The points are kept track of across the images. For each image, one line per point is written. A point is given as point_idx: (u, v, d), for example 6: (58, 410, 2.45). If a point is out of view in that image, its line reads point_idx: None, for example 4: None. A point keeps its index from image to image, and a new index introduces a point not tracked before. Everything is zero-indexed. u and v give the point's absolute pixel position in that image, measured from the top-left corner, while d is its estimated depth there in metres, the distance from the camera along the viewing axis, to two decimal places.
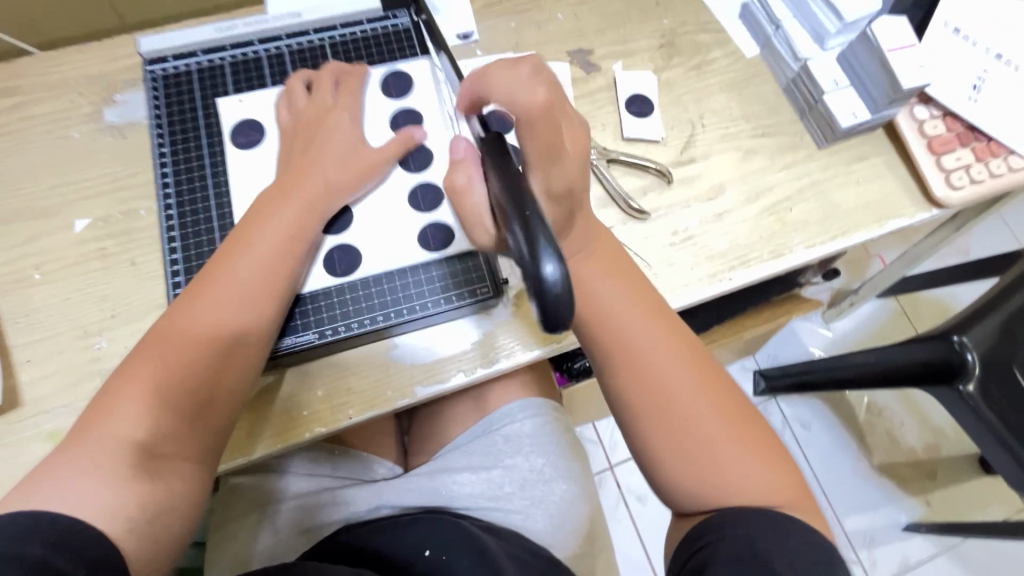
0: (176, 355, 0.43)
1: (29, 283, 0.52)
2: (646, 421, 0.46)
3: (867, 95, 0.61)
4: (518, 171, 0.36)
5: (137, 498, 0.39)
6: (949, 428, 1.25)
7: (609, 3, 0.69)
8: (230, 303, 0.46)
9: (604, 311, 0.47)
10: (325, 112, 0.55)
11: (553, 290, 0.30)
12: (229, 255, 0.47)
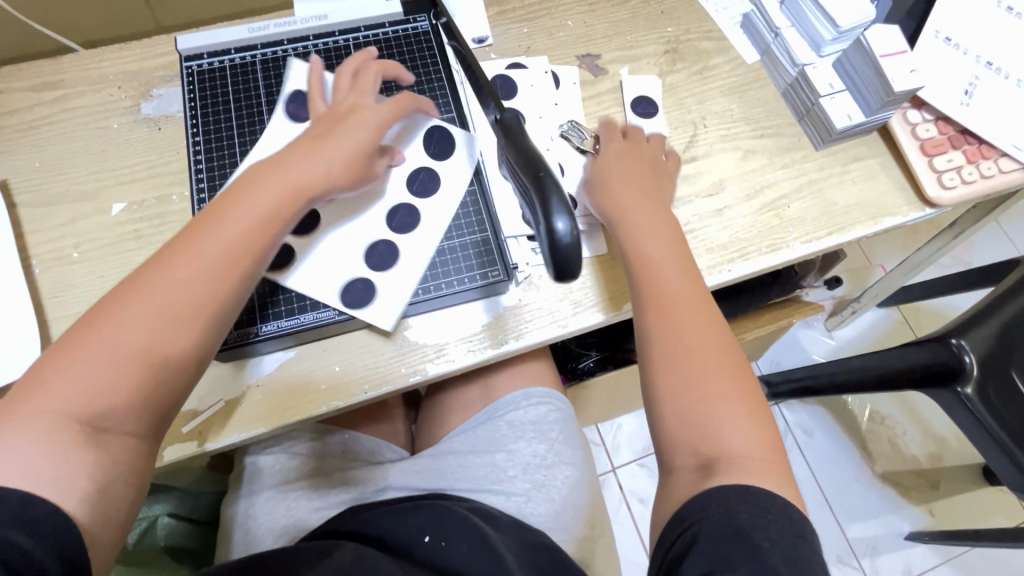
0: (127, 331, 0.41)
1: (68, 261, 0.56)
2: (666, 367, 0.48)
3: (861, 97, 0.64)
4: (523, 137, 0.44)
5: (83, 468, 0.38)
6: (952, 436, 1.25)
7: (617, 12, 0.73)
8: (188, 288, 0.43)
9: (652, 267, 0.51)
10: (353, 109, 0.53)
11: (564, 241, 0.39)
12: (201, 229, 0.45)
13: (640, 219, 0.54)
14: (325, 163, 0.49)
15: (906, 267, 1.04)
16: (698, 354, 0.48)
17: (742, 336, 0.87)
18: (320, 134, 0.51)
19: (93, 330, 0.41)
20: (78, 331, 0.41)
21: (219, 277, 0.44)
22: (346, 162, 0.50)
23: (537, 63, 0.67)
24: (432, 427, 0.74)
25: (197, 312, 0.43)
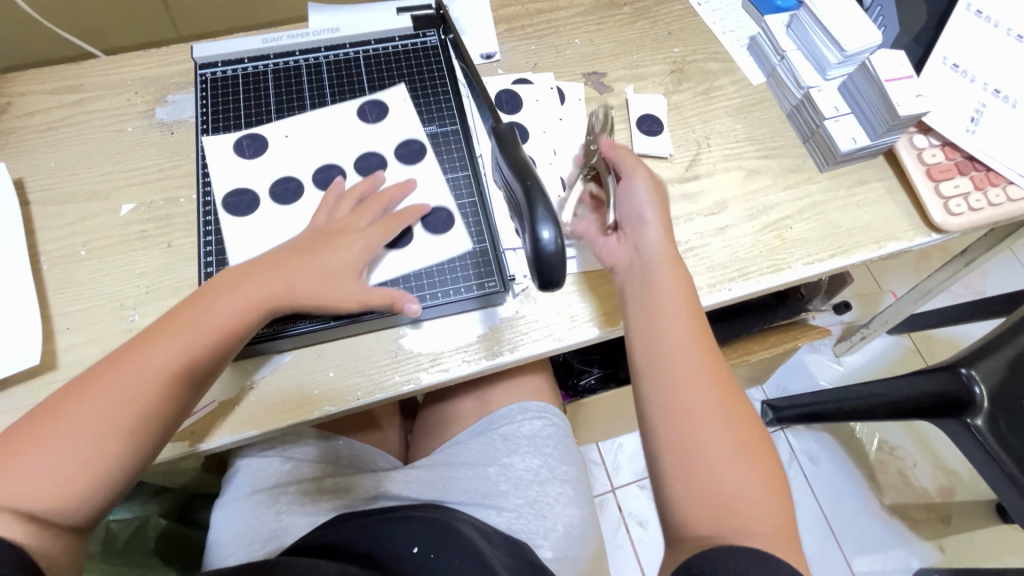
0: (78, 431, 0.42)
1: (75, 259, 0.57)
2: (673, 432, 0.46)
3: (867, 121, 0.64)
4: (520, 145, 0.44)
5: (32, 535, 0.40)
6: (963, 469, 1.22)
7: (624, 32, 0.74)
8: (139, 399, 0.44)
9: (668, 332, 0.50)
10: (342, 228, 0.53)
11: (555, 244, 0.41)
12: (170, 327, 0.47)
13: (660, 277, 0.52)
14: (297, 286, 0.50)
15: (915, 295, 1.03)
16: (700, 404, 0.47)
17: (747, 357, 0.85)
18: (303, 253, 0.51)
19: (41, 428, 0.42)
20: (35, 418, 0.43)
21: (170, 387, 0.45)
22: (317, 284, 0.50)
23: (542, 79, 0.68)
24: (427, 438, 0.74)
25: (145, 422, 0.44)
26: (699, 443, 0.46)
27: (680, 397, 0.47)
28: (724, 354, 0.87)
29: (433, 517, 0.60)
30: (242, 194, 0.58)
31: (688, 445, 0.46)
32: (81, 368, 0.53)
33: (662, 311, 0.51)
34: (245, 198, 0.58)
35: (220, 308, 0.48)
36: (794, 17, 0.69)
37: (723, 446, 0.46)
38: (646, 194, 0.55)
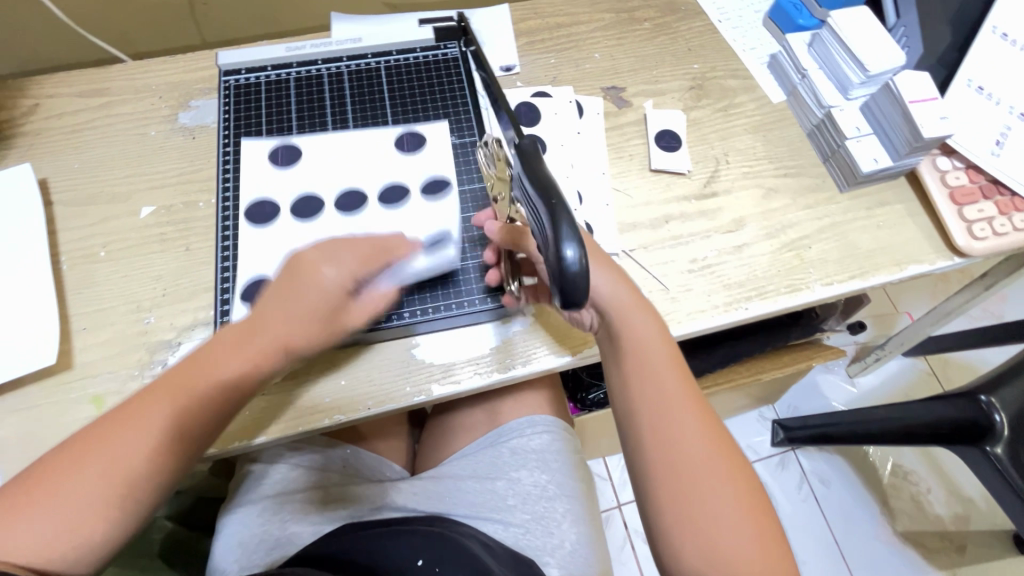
0: (78, 486, 0.42)
1: (95, 259, 0.57)
2: (665, 488, 0.48)
3: (889, 142, 0.64)
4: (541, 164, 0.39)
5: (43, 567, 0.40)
6: (980, 498, 1.19)
7: (644, 47, 0.74)
8: (138, 457, 0.43)
9: (646, 382, 0.51)
10: (316, 266, 0.47)
11: (573, 271, 0.34)
12: (183, 378, 0.46)
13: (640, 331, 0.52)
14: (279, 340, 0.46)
15: (932, 318, 1.01)
16: (691, 452, 0.48)
17: (759, 376, 0.85)
18: (283, 309, 0.46)
19: (53, 470, 0.42)
20: (27, 479, 0.42)
21: (166, 448, 0.45)
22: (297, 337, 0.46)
23: (561, 93, 0.68)
24: (434, 449, 0.74)
25: (144, 484, 0.44)
26: (693, 492, 0.47)
27: (671, 447, 0.49)
28: (736, 372, 0.86)
29: (437, 532, 0.60)
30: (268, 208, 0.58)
31: (683, 494, 0.47)
32: (97, 369, 0.53)
33: (647, 359, 0.51)
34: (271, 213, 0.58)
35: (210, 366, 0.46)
36: (816, 35, 0.68)
37: (717, 490, 0.47)
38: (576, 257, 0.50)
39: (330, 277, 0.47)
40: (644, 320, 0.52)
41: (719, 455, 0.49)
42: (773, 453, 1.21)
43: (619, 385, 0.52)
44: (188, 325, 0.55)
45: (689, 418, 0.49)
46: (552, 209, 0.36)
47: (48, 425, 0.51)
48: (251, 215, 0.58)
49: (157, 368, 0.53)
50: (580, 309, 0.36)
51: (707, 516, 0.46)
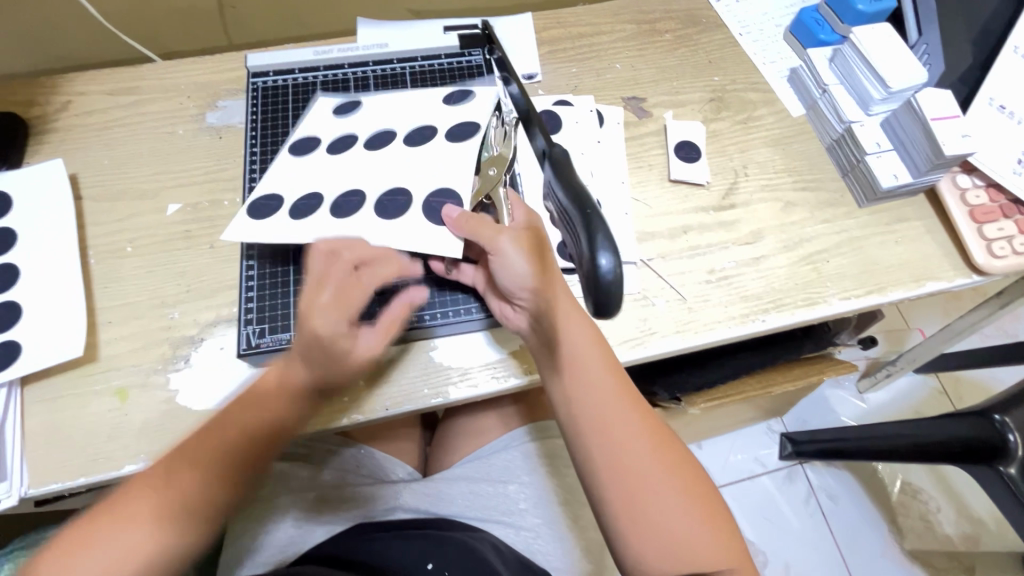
0: (135, 530, 0.42)
1: (121, 254, 0.59)
2: (618, 492, 0.48)
3: (909, 159, 0.64)
4: (573, 175, 0.41)
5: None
6: (990, 518, 1.17)
7: (665, 58, 0.74)
8: (194, 497, 0.43)
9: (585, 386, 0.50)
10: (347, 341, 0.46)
11: (608, 276, 0.36)
12: (227, 426, 0.45)
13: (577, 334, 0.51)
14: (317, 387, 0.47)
15: (946, 334, 1.00)
16: (634, 457, 0.48)
17: (770, 390, 0.80)
18: (306, 360, 0.46)
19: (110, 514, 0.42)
20: (92, 518, 0.43)
21: (219, 493, 0.44)
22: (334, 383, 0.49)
23: (582, 102, 0.69)
24: (446, 453, 0.73)
25: (205, 510, 0.44)
26: (642, 495, 0.47)
27: (615, 454, 0.48)
28: (747, 384, 0.83)
29: (447, 535, 0.59)
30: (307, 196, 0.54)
31: (632, 500, 0.47)
32: (122, 362, 0.54)
33: (584, 371, 0.50)
34: (310, 203, 0.53)
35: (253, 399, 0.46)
36: (837, 51, 0.69)
37: (664, 490, 0.48)
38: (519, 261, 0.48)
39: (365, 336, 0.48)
40: (581, 331, 0.51)
41: (660, 453, 0.49)
42: (781, 467, 1.20)
43: (560, 397, 0.51)
44: (211, 321, 0.56)
45: (627, 421, 0.49)
46: (587, 218, 0.38)
47: (72, 417, 0.52)
48: (278, 203, 0.54)
49: (180, 363, 0.54)
50: (613, 315, 0.38)
51: (658, 517, 0.47)
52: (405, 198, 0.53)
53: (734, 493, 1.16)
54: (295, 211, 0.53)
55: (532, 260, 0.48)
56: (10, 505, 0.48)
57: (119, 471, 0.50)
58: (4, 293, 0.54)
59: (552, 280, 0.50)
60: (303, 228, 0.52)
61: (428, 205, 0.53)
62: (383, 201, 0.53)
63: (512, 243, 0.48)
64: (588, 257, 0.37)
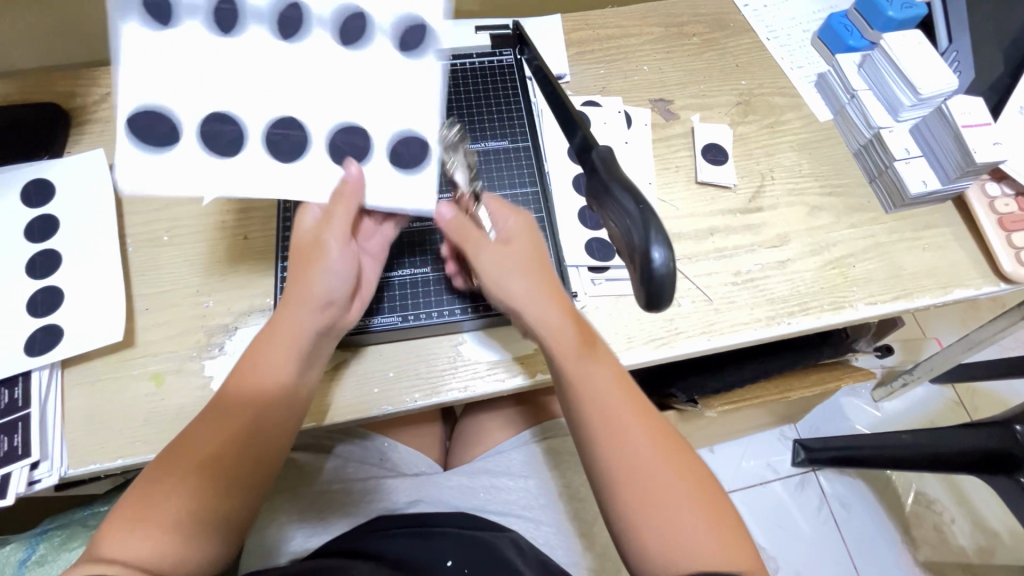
0: (173, 508, 0.41)
1: (159, 243, 0.60)
2: (625, 497, 0.45)
3: (938, 166, 0.64)
4: (614, 167, 0.42)
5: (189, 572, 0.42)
6: (1005, 532, 1.16)
7: (692, 61, 0.75)
8: (230, 462, 0.44)
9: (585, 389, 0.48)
10: (318, 272, 0.46)
11: (661, 269, 0.37)
12: (238, 394, 0.45)
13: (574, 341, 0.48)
14: (302, 342, 0.46)
15: (965, 343, 0.98)
16: (643, 469, 0.46)
17: (787, 394, 0.80)
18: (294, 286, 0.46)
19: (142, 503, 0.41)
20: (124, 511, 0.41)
21: (252, 456, 0.45)
22: (317, 346, 0.48)
23: (611, 103, 0.69)
24: (466, 447, 0.74)
25: (246, 473, 0.44)
26: (651, 510, 0.45)
27: (624, 469, 0.46)
28: (764, 388, 0.82)
29: (468, 535, 0.60)
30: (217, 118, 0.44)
31: (642, 514, 0.45)
32: (159, 348, 0.55)
33: (589, 386, 0.48)
34: (228, 133, 0.45)
35: (255, 372, 0.45)
36: (867, 57, 0.69)
37: (675, 502, 0.45)
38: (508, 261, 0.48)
39: (338, 283, 0.47)
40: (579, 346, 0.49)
41: (668, 459, 0.46)
42: (795, 473, 1.19)
43: (568, 411, 0.49)
44: (245, 310, 0.57)
45: (636, 431, 0.47)
46: (642, 210, 0.38)
47: (111, 400, 0.53)
48: (174, 126, 0.44)
49: (214, 351, 0.56)
50: (665, 306, 0.38)
51: (668, 531, 0.44)
52: (363, 142, 0.47)
53: (746, 498, 1.16)
54: (208, 142, 0.44)
55: (506, 281, 0.47)
56: (51, 483, 0.50)
57: (156, 454, 0.51)
58: (47, 278, 0.55)
59: (546, 292, 0.48)
60: (233, 169, 0.45)
61: (392, 151, 0.47)
62: (337, 143, 0.47)
63: (487, 262, 0.48)
64: (640, 249, 0.37)
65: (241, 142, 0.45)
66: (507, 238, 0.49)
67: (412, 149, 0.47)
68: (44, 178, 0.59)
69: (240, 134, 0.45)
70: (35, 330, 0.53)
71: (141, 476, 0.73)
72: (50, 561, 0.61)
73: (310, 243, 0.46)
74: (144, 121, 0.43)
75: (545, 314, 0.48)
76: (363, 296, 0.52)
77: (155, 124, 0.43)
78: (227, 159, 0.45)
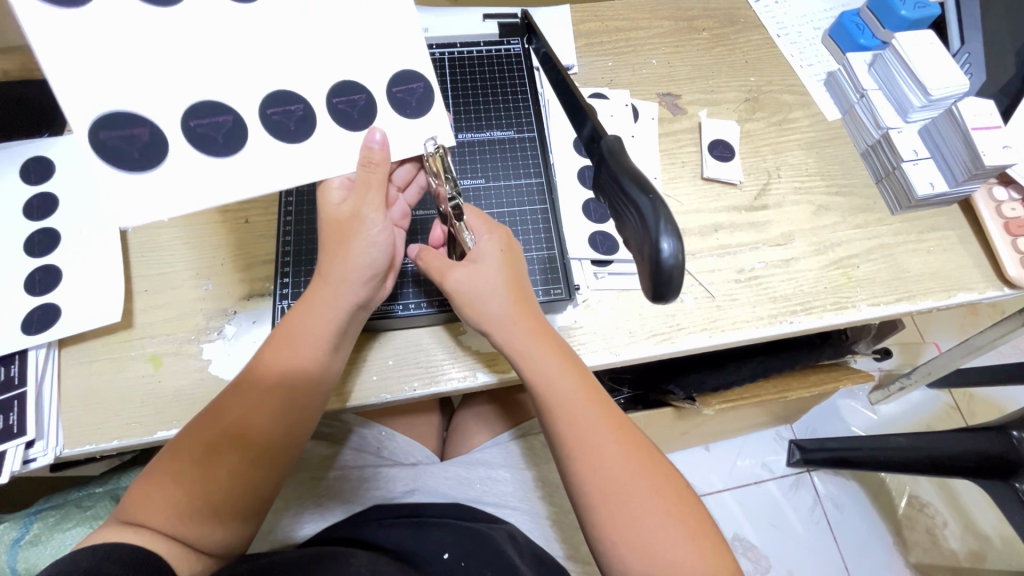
0: (186, 481, 0.45)
1: (159, 225, 0.59)
2: (599, 507, 0.46)
3: (947, 168, 0.64)
4: (625, 158, 0.41)
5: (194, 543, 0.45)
6: (997, 538, 1.16)
7: (702, 56, 0.74)
8: (241, 442, 0.46)
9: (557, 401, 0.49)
10: (358, 246, 0.47)
11: (670, 261, 0.36)
12: (258, 377, 0.47)
13: (544, 357, 0.50)
14: (339, 315, 0.48)
15: (964, 348, 0.97)
16: (617, 482, 0.46)
17: (784, 394, 0.78)
18: (326, 264, 0.48)
19: (162, 474, 0.46)
20: (147, 480, 0.46)
21: (261, 441, 0.47)
22: (354, 321, 0.50)
23: (618, 96, 0.69)
24: (466, 436, 0.74)
25: (258, 452, 0.47)
26: (626, 522, 0.45)
27: (598, 482, 0.47)
28: (762, 387, 0.81)
29: (465, 526, 0.59)
30: (202, 115, 0.44)
31: (618, 526, 0.45)
32: (157, 331, 0.55)
33: (559, 401, 0.49)
34: (223, 125, 0.45)
35: (289, 347, 0.48)
36: (878, 56, 0.68)
37: (650, 512, 0.46)
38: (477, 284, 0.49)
39: (379, 256, 0.49)
40: (548, 361, 0.49)
41: (643, 470, 0.47)
42: (789, 473, 1.19)
43: (544, 426, 0.50)
44: (244, 295, 0.57)
45: (608, 446, 0.48)
46: (651, 201, 0.38)
47: (108, 381, 0.53)
48: (157, 129, 0.43)
49: (213, 334, 0.55)
50: (673, 297, 0.39)
51: (645, 541, 0.45)
52: (364, 97, 0.49)
53: (740, 496, 1.16)
54: (205, 143, 0.45)
55: (472, 309, 0.50)
56: (46, 463, 0.50)
57: (152, 436, 0.51)
58: (46, 257, 0.55)
59: (513, 311, 0.50)
60: (243, 160, 0.46)
61: (394, 97, 0.49)
62: (338, 106, 0.48)
63: (455, 288, 0.50)
64: (649, 240, 0.37)
65: (240, 131, 0.46)
66: (476, 258, 0.50)
67: (415, 90, 0.50)
68: (45, 156, 0.58)
69: (234, 124, 0.45)
70: (33, 308, 0.53)
71: (136, 458, 0.72)
72: (44, 542, 0.61)
73: (346, 217, 0.48)
74: (122, 133, 0.42)
75: (512, 337, 0.50)
76: (396, 266, 0.54)
77: (135, 132, 0.43)
78: (231, 152, 0.46)
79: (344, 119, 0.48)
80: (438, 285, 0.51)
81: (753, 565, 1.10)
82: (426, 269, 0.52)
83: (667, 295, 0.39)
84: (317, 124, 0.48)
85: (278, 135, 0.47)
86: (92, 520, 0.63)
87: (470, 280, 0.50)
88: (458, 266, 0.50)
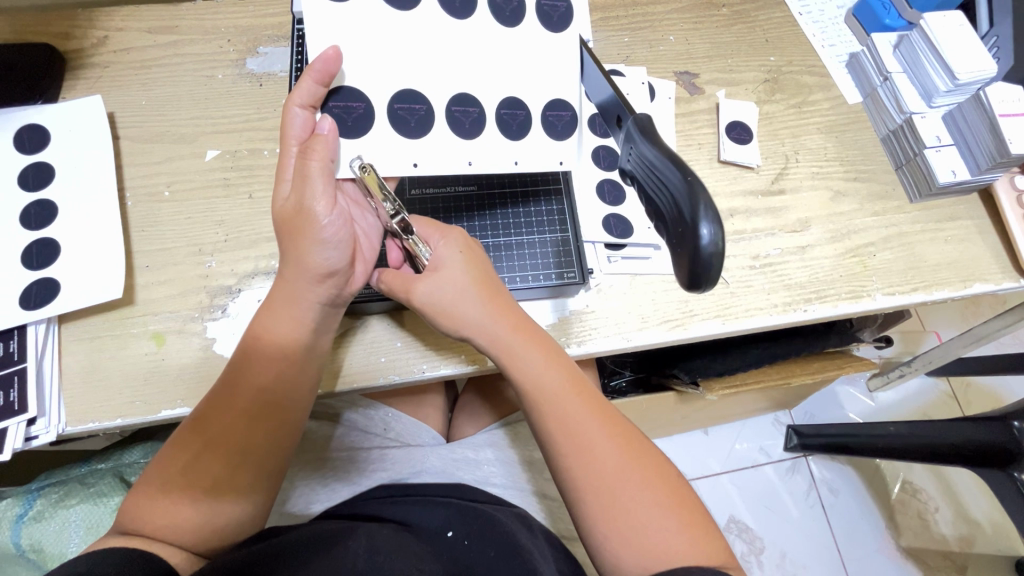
0: (168, 487, 0.45)
1: (159, 198, 0.57)
2: (588, 500, 0.46)
3: (969, 155, 0.62)
4: (660, 138, 0.39)
5: (178, 540, 0.44)
6: (987, 523, 1.18)
7: (722, 33, 0.71)
8: (226, 441, 0.46)
9: (546, 395, 0.48)
10: (309, 244, 0.45)
11: (709, 250, 0.35)
12: (232, 381, 0.47)
13: (527, 354, 0.49)
14: (307, 315, 0.47)
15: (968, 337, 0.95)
16: (606, 473, 0.46)
17: (788, 381, 0.78)
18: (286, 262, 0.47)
19: (148, 483, 0.45)
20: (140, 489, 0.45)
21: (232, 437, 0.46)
22: (326, 317, 0.49)
23: (635, 73, 0.66)
24: (471, 419, 0.74)
25: (241, 448, 0.46)
26: (614, 510, 0.45)
27: (589, 476, 0.46)
28: (765, 373, 0.80)
29: (469, 506, 0.58)
30: (404, 100, 0.47)
31: (611, 519, 0.45)
32: (159, 308, 0.54)
33: (545, 398, 0.48)
34: (355, 110, 0.46)
35: (269, 345, 0.47)
36: (904, 37, 0.66)
37: (640, 501, 0.45)
38: (459, 282, 0.49)
39: (334, 252, 0.46)
40: (534, 359, 0.49)
41: (636, 461, 0.47)
42: (787, 458, 1.20)
43: (532, 424, 0.49)
44: (249, 272, 0.56)
45: (600, 438, 0.47)
46: (689, 185, 0.36)
47: (110, 359, 0.52)
48: (370, 107, 0.46)
49: (217, 312, 0.54)
50: (713, 286, 0.37)
51: (636, 531, 0.44)
52: (524, 113, 0.49)
53: (738, 479, 1.17)
54: (402, 125, 0.47)
55: (445, 314, 0.49)
56: (48, 440, 0.49)
57: (156, 415, 0.50)
58: (44, 230, 0.53)
59: (491, 311, 0.49)
60: (424, 146, 0.48)
61: (546, 119, 0.50)
62: (455, 113, 0.48)
63: (423, 297, 0.49)
64: (687, 229, 0.35)
65: (427, 122, 0.47)
66: (439, 264, 0.50)
67: (563, 117, 0.50)
68: (37, 123, 0.56)
69: (427, 113, 0.47)
70: (31, 282, 0.52)
71: (137, 434, 0.72)
72: (48, 518, 0.61)
73: (292, 212, 0.45)
74: (343, 105, 0.46)
75: (494, 334, 0.49)
76: (367, 258, 0.51)
77: (352, 105, 0.46)
78: (418, 138, 0.48)
79: (500, 127, 0.49)
80: (405, 300, 0.50)
81: (747, 546, 1.11)
82: (389, 290, 0.50)
83: (702, 283, 0.38)
84: (486, 128, 0.49)
85: (392, 128, 0.47)
86: (96, 497, 0.62)
87: (448, 274, 0.49)
88: (422, 278, 0.49)
